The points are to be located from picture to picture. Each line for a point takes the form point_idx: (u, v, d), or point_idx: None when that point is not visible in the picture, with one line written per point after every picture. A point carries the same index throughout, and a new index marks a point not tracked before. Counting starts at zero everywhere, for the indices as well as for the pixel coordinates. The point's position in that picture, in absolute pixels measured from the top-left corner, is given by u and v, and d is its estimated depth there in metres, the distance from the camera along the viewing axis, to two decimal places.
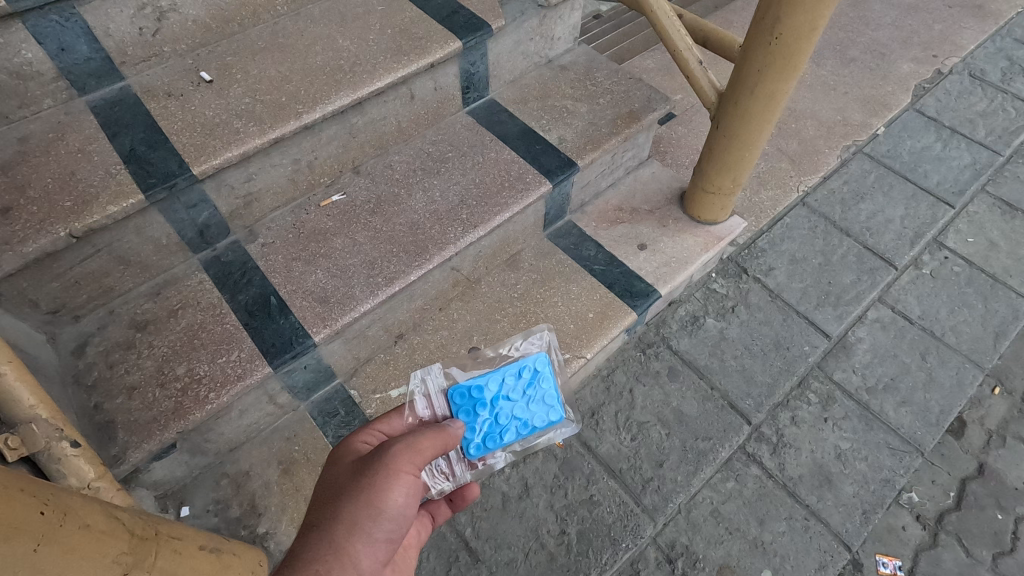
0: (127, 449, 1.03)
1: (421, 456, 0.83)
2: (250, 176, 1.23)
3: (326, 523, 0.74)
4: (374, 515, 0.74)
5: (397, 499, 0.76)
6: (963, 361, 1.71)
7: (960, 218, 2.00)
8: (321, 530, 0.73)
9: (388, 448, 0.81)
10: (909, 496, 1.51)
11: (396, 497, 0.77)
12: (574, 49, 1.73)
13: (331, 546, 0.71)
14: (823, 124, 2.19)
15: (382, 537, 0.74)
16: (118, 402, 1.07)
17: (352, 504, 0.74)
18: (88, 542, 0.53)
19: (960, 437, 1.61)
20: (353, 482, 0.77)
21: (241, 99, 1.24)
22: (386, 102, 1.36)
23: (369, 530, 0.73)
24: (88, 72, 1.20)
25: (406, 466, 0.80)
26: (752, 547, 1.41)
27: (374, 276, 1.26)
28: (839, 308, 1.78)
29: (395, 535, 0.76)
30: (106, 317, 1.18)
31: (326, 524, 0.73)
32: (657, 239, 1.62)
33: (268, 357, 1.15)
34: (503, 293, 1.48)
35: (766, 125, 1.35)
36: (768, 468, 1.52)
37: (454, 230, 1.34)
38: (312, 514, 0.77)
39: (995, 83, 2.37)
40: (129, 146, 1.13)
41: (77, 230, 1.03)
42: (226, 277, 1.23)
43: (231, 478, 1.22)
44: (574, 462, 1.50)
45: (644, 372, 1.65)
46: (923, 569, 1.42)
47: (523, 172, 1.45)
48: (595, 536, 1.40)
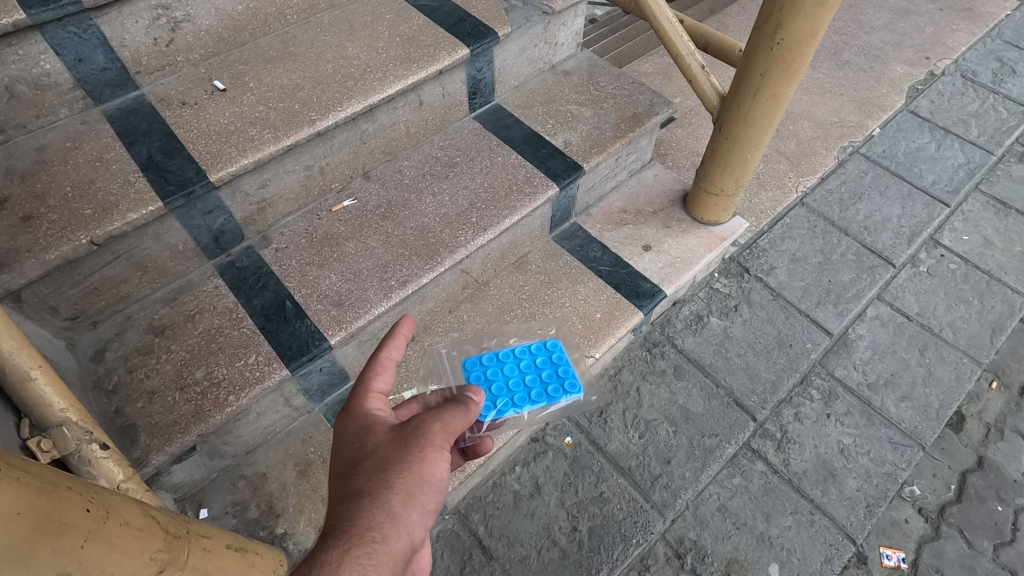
0: (149, 452, 1.04)
1: (459, 431, 0.86)
2: (264, 183, 1.25)
3: (378, 490, 0.75)
4: (424, 486, 0.77)
5: (442, 472, 0.80)
6: (961, 357, 1.75)
7: (955, 216, 2.04)
8: (374, 498, 0.74)
9: (430, 423, 0.83)
10: (911, 489, 1.55)
11: (442, 470, 0.80)
12: (576, 54, 1.76)
13: (388, 514, 0.73)
14: (820, 126, 2.23)
15: (430, 507, 0.77)
16: (139, 405, 1.09)
17: (404, 475, 0.76)
18: (128, 540, 0.54)
19: (960, 431, 1.64)
20: (400, 452, 0.79)
21: (254, 107, 1.26)
22: (396, 108, 1.38)
23: (421, 501, 0.76)
24: (104, 81, 1.22)
25: (447, 441, 0.83)
26: (760, 541, 1.43)
27: (388, 279, 1.29)
28: (840, 306, 1.81)
29: (439, 505, 0.79)
30: (123, 322, 1.19)
31: (379, 492, 0.75)
32: (661, 240, 1.64)
33: (286, 360, 1.16)
34: (512, 295, 1.51)
35: (768, 128, 1.38)
36: (773, 463, 1.55)
37: (464, 232, 1.37)
38: (352, 480, 0.77)
39: (987, 84, 2.42)
40: (146, 154, 1.15)
41: (98, 237, 1.05)
42: (242, 282, 1.25)
43: (249, 480, 1.23)
44: (584, 460, 1.52)
45: (650, 371, 1.67)
46: (926, 560, 1.45)
47: (530, 175, 1.47)
48: (606, 532, 1.42)
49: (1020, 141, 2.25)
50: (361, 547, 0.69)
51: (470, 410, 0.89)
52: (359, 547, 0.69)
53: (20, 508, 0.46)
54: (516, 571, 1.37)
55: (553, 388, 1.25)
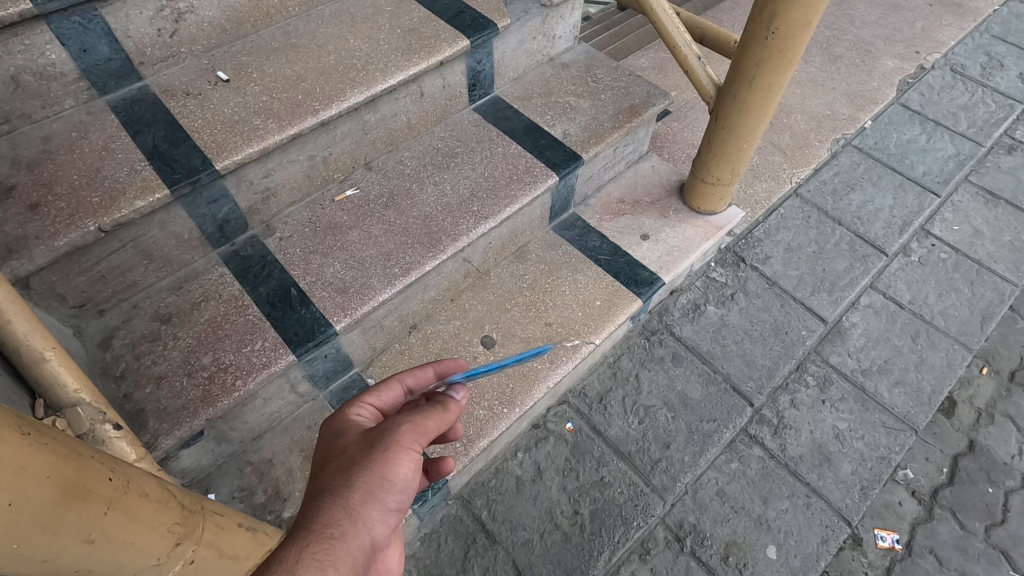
0: (158, 436, 1.06)
1: (427, 434, 0.90)
2: (268, 172, 1.27)
3: (339, 489, 0.81)
4: (385, 485, 0.82)
5: (405, 473, 0.84)
6: (952, 343, 1.78)
7: (945, 206, 2.08)
8: (335, 497, 0.80)
9: (396, 427, 0.88)
10: (905, 473, 1.58)
11: (405, 471, 0.85)
12: (574, 47, 1.78)
13: (347, 511, 0.79)
14: (813, 118, 2.27)
15: (391, 505, 0.83)
16: (147, 391, 1.10)
17: (365, 476, 0.82)
18: (147, 511, 0.57)
19: (951, 415, 1.68)
20: (364, 455, 0.85)
21: (258, 97, 1.27)
22: (398, 100, 1.40)
23: (381, 499, 0.82)
24: (108, 72, 1.23)
25: (412, 442, 0.87)
26: (757, 524, 1.46)
27: (391, 266, 1.30)
28: (834, 294, 1.84)
29: (403, 503, 0.84)
30: (130, 310, 1.20)
31: (341, 492, 0.81)
32: (659, 229, 1.67)
33: (292, 345, 1.18)
34: (513, 284, 1.53)
35: (763, 117, 1.41)
36: (770, 449, 1.57)
37: (465, 221, 1.39)
38: (322, 480, 0.84)
39: (975, 77, 2.46)
40: (152, 144, 1.17)
41: (107, 224, 1.06)
42: (247, 270, 1.27)
43: (255, 466, 1.24)
44: (585, 445, 1.55)
45: (649, 359, 1.70)
46: (920, 541, 1.48)
47: (530, 165, 1.50)
48: (607, 516, 1.45)
49: (1008, 133, 2.29)
50: (319, 543, 0.75)
51: (443, 412, 0.93)
52: (316, 542, 0.75)
53: (49, 473, 0.49)
54: (519, 554, 1.39)
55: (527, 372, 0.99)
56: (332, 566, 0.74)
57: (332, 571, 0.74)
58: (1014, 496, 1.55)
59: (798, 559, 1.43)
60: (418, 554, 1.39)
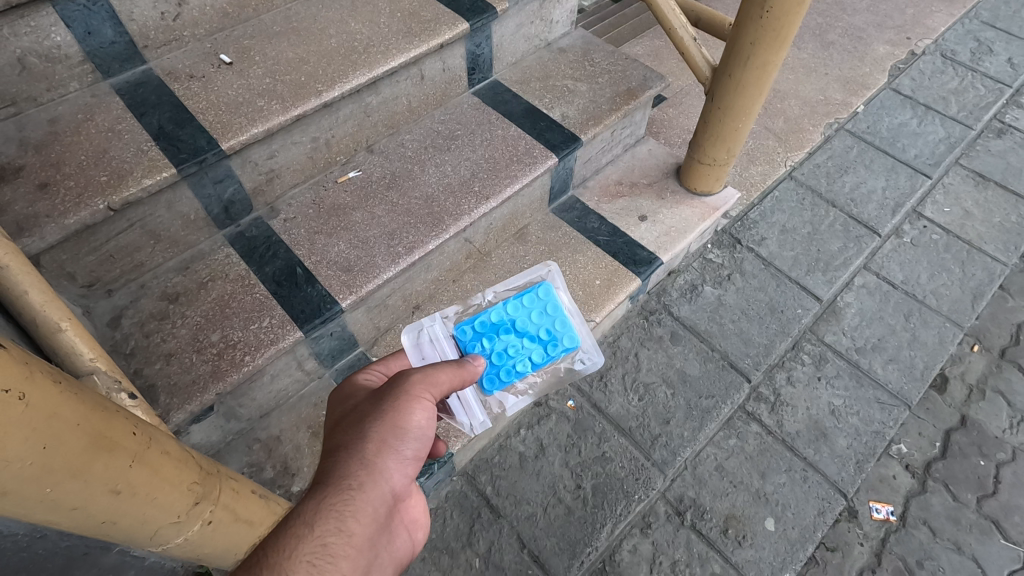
0: (170, 410, 1.08)
1: (440, 384, 0.90)
2: (273, 154, 1.29)
3: (354, 442, 0.83)
4: (399, 435, 0.84)
5: (419, 422, 0.85)
6: (944, 321, 1.82)
7: (937, 188, 2.12)
8: (350, 451, 0.82)
9: (406, 378, 0.88)
10: (899, 447, 1.61)
11: (419, 420, 0.85)
12: (571, 32, 1.80)
13: (363, 464, 0.81)
14: (807, 104, 2.30)
15: (407, 454, 0.85)
16: (157, 367, 1.12)
17: (378, 428, 0.83)
18: (170, 466, 0.69)
19: (944, 391, 1.71)
20: (375, 407, 0.85)
21: (262, 80, 1.29)
22: (399, 82, 1.42)
23: (396, 450, 0.83)
24: (112, 55, 1.23)
25: (424, 392, 0.87)
26: (755, 498, 1.49)
27: (395, 245, 1.33)
28: (828, 274, 1.88)
29: (420, 452, 0.86)
30: (138, 290, 1.22)
31: (355, 445, 0.82)
32: (657, 211, 1.70)
33: (299, 322, 1.20)
34: (513, 264, 1.56)
35: (759, 96, 1.43)
36: (767, 425, 1.61)
37: (467, 201, 1.41)
38: (339, 433, 0.86)
39: (966, 63, 2.50)
40: (158, 125, 1.18)
41: (115, 203, 1.07)
42: (252, 250, 1.29)
43: (263, 443, 1.27)
44: (586, 422, 1.57)
45: (648, 338, 1.73)
46: (914, 513, 1.52)
47: (530, 147, 1.52)
48: (609, 489, 1.48)
49: (998, 116, 2.33)
50: (336, 496, 0.78)
51: (461, 369, 0.94)
52: (334, 495, 0.78)
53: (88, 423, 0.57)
54: (523, 527, 1.42)
55: (533, 302, 1.19)
56: (352, 517, 0.78)
57: (353, 521, 0.78)
58: (1005, 468, 1.59)
59: (795, 531, 1.46)
60: None
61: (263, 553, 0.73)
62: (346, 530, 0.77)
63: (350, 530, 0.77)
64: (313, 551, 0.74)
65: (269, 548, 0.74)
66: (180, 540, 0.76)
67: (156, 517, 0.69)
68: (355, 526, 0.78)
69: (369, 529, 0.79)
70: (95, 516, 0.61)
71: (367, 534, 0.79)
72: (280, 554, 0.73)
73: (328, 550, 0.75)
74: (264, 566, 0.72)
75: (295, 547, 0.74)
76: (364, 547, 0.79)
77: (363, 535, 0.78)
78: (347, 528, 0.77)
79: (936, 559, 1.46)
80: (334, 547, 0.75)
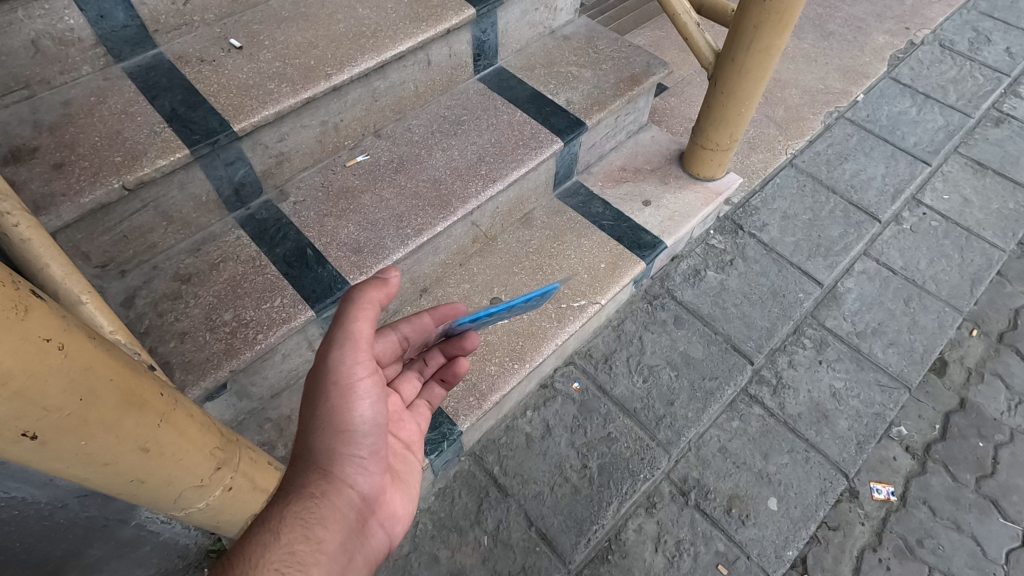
0: (185, 387, 1.09)
1: (374, 355, 0.85)
2: (283, 136, 1.30)
3: (310, 452, 0.84)
4: (347, 432, 0.84)
5: (364, 413, 0.85)
6: (943, 305, 1.84)
7: (936, 176, 2.14)
8: (308, 462, 0.83)
9: (332, 367, 0.83)
10: (899, 429, 1.64)
11: (363, 412, 0.85)
12: (574, 20, 1.82)
13: (321, 474, 0.83)
14: (807, 92, 2.32)
15: (362, 452, 0.87)
16: (172, 345, 1.14)
17: (324, 431, 0.83)
18: (193, 428, 0.71)
19: (943, 374, 1.74)
20: (315, 411, 0.84)
21: (272, 63, 1.31)
22: (406, 67, 1.44)
23: (350, 450, 0.85)
24: (124, 39, 1.24)
25: (361, 378, 0.84)
26: (758, 478, 1.51)
27: (403, 227, 1.34)
28: (829, 259, 1.90)
29: (374, 446, 0.88)
30: (151, 271, 1.23)
31: (311, 456, 0.84)
32: (660, 196, 1.72)
33: (311, 302, 1.22)
34: (519, 248, 1.58)
35: (761, 80, 1.45)
36: (769, 407, 1.63)
37: (475, 184, 1.43)
38: (295, 446, 0.86)
39: (964, 52, 2.52)
40: (170, 107, 1.20)
41: (130, 182, 1.09)
42: (263, 232, 1.30)
43: (275, 422, 1.29)
44: (591, 404, 1.60)
45: (652, 322, 1.75)
46: (914, 493, 1.54)
47: (535, 131, 1.54)
48: (615, 469, 1.50)
49: (996, 106, 2.35)
50: (299, 506, 0.79)
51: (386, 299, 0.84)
52: (298, 503, 0.80)
53: (120, 380, 0.58)
54: (530, 506, 1.44)
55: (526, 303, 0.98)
56: (318, 523, 0.79)
57: (320, 528, 0.78)
58: (1003, 449, 1.61)
59: (798, 510, 1.48)
60: (432, 508, 1.44)
61: (235, 560, 0.73)
62: (314, 537, 0.77)
63: (319, 535, 0.78)
64: (281, 558, 0.74)
65: (237, 556, 0.73)
66: (202, 505, 0.78)
67: (180, 478, 0.71)
68: (323, 531, 0.79)
69: (340, 531, 0.80)
70: (123, 474, 0.63)
71: (337, 538, 0.80)
72: (248, 562, 0.72)
73: (297, 557, 0.74)
74: (235, 572, 0.71)
75: (262, 555, 0.73)
76: (335, 550, 0.79)
77: (333, 540, 0.79)
78: (315, 535, 0.77)
79: (936, 537, 1.48)
80: (305, 554, 0.75)
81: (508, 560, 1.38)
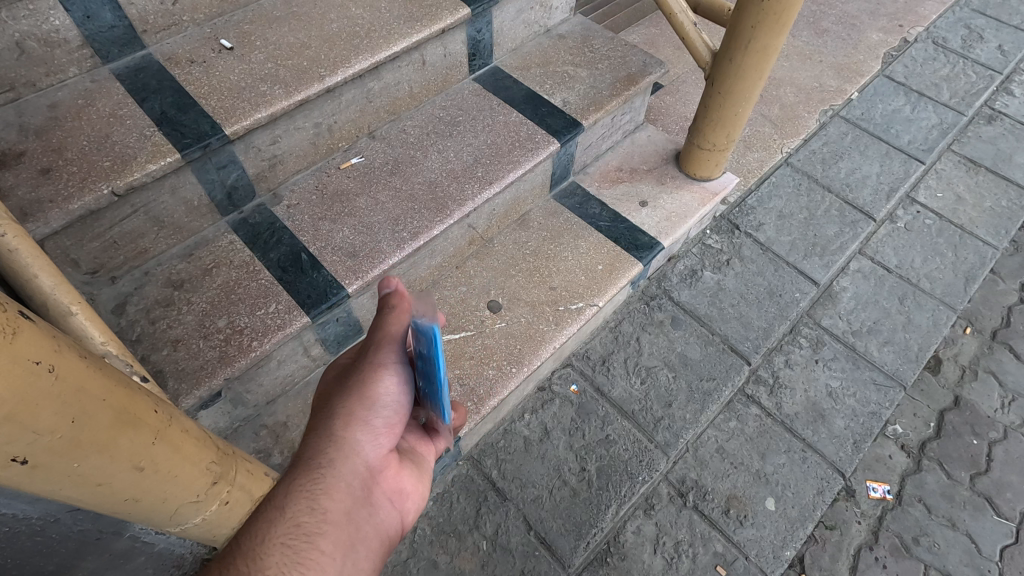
0: (178, 396, 1.07)
1: (405, 348, 0.93)
2: (276, 139, 1.28)
3: (325, 425, 0.89)
4: (366, 407, 0.88)
5: (387, 391, 0.90)
6: (938, 303, 1.85)
7: (929, 174, 2.15)
8: (321, 433, 0.88)
9: (371, 349, 0.91)
10: (895, 428, 1.64)
11: (385, 389, 0.90)
12: (570, 19, 1.81)
13: (332, 441, 0.87)
14: (802, 90, 2.32)
15: (376, 426, 0.90)
16: (164, 353, 1.12)
17: (343, 404, 0.88)
18: (189, 443, 0.70)
19: (937, 372, 1.75)
20: (344, 383, 0.91)
21: (263, 64, 1.28)
22: (401, 68, 1.42)
23: (365, 422, 0.89)
24: (111, 39, 1.21)
25: (393, 359, 0.90)
26: (756, 478, 1.52)
27: (399, 231, 1.33)
28: (825, 258, 1.90)
29: (387, 432, 0.91)
30: (142, 277, 1.21)
31: (325, 426, 0.88)
32: (657, 196, 1.71)
33: (306, 307, 1.20)
34: (516, 250, 1.57)
35: (759, 80, 1.44)
36: (767, 407, 1.63)
37: (471, 186, 1.41)
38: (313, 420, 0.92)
39: (957, 50, 2.53)
40: (160, 110, 1.17)
41: (120, 187, 1.07)
42: (257, 237, 1.28)
43: (270, 429, 1.28)
44: (589, 406, 1.59)
45: (649, 322, 1.75)
46: (910, 491, 1.55)
47: (532, 132, 1.52)
48: (613, 471, 1.50)
49: (988, 103, 2.36)
50: (308, 476, 0.84)
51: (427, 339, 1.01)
52: (306, 474, 0.84)
53: (111, 398, 0.57)
54: (529, 510, 1.44)
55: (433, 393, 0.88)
56: (325, 494, 0.83)
57: (326, 499, 0.83)
58: (997, 447, 1.62)
59: (795, 510, 1.48)
60: (430, 512, 1.43)
61: (243, 540, 0.79)
62: (318, 508, 0.82)
63: (325, 507, 0.83)
64: (287, 532, 0.80)
65: (247, 533, 0.80)
66: (199, 521, 0.76)
67: (177, 495, 0.69)
68: (328, 502, 0.83)
69: (343, 503, 0.84)
70: (118, 494, 0.61)
71: (344, 508, 0.84)
72: (256, 538, 0.79)
73: (303, 529, 0.80)
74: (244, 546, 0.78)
75: (267, 531, 0.80)
76: (342, 523, 0.83)
77: (338, 510, 0.83)
78: (319, 507, 0.82)
79: (931, 535, 1.49)
80: (308, 526, 0.81)
81: (508, 565, 1.37)
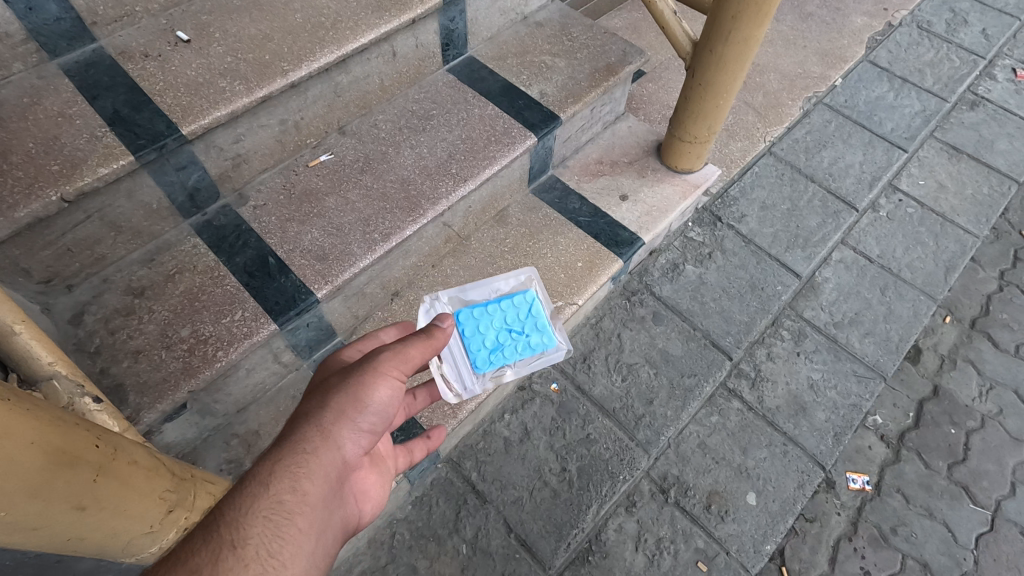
0: (139, 410, 1.03)
1: (410, 362, 0.87)
2: (239, 138, 1.23)
3: (314, 410, 0.80)
4: (361, 406, 0.81)
5: (383, 395, 0.82)
6: (918, 294, 1.84)
7: (912, 161, 2.13)
8: (311, 415, 0.79)
9: (376, 352, 0.85)
10: (875, 419, 1.65)
11: (382, 394, 0.82)
12: (547, 6, 1.75)
13: (320, 428, 0.78)
14: (786, 77, 2.28)
15: (366, 427, 0.81)
16: (125, 365, 1.07)
17: (339, 396, 0.80)
18: (137, 474, 0.66)
19: (917, 362, 1.75)
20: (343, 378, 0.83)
21: (222, 58, 1.22)
22: (370, 59, 1.36)
23: (357, 419, 0.80)
24: (58, 33, 1.14)
25: (394, 369, 0.84)
26: (737, 473, 1.51)
27: (370, 232, 1.28)
28: (808, 250, 1.89)
29: (379, 425, 0.83)
30: (100, 285, 1.15)
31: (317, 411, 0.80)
32: (637, 190, 1.68)
33: (273, 315, 1.16)
34: (493, 248, 1.53)
35: (740, 71, 1.40)
36: (748, 401, 1.62)
37: (445, 184, 1.37)
38: (301, 403, 0.83)
39: (941, 34, 2.50)
40: (112, 109, 1.11)
41: (69, 194, 1.01)
42: (222, 240, 1.23)
43: (242, 438, 1.24)
44: (570, 404, 1.58)
45: (630, 318, 1.73)
46: (889, 482, 1.56)
47: (508, 126, 1.48)
48: (594, 471, 1.49)
49: (971, 89, 2.34)
50: (292, 457, 0.76)
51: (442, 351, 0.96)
52: (291, 454, 0.76)
53: (40, 440, 0.53)
54: (510, 511, 1.42)
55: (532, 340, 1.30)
56: (305, 478, 0.75)
57: (306, 483, 0.75)
58: (974, 436, 1.64)
59: (776, 504, 1.48)
60: (410, 516, 1.41)
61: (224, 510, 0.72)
62: (298, 492, 0.74)
63: (304, 490, 0.74)
64: (264, 508, 0.72)
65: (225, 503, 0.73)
66: (156, 550, 0.72)
67: (128, 529, 0.65)
68: (308, 488, 0.75)
69: (321, 493, 0.76)
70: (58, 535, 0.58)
71: (320, 497, 0.76)
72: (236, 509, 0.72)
73: (280, 509, 0.73)
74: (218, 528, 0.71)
75: (246, 503, 0.72)
76: (316, 512, 0.76)
77: (316, 498, 0.75)
78: (299, 489, 0.74)
79: (909, 525, 1.50)
80: (285, 507, 0.73)
81: (488, 567, 1.36)
